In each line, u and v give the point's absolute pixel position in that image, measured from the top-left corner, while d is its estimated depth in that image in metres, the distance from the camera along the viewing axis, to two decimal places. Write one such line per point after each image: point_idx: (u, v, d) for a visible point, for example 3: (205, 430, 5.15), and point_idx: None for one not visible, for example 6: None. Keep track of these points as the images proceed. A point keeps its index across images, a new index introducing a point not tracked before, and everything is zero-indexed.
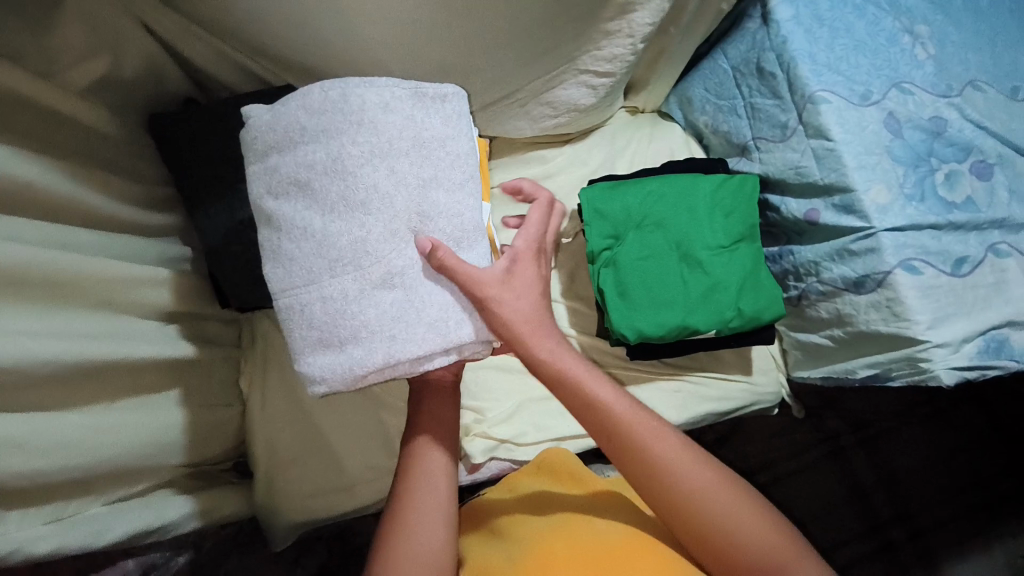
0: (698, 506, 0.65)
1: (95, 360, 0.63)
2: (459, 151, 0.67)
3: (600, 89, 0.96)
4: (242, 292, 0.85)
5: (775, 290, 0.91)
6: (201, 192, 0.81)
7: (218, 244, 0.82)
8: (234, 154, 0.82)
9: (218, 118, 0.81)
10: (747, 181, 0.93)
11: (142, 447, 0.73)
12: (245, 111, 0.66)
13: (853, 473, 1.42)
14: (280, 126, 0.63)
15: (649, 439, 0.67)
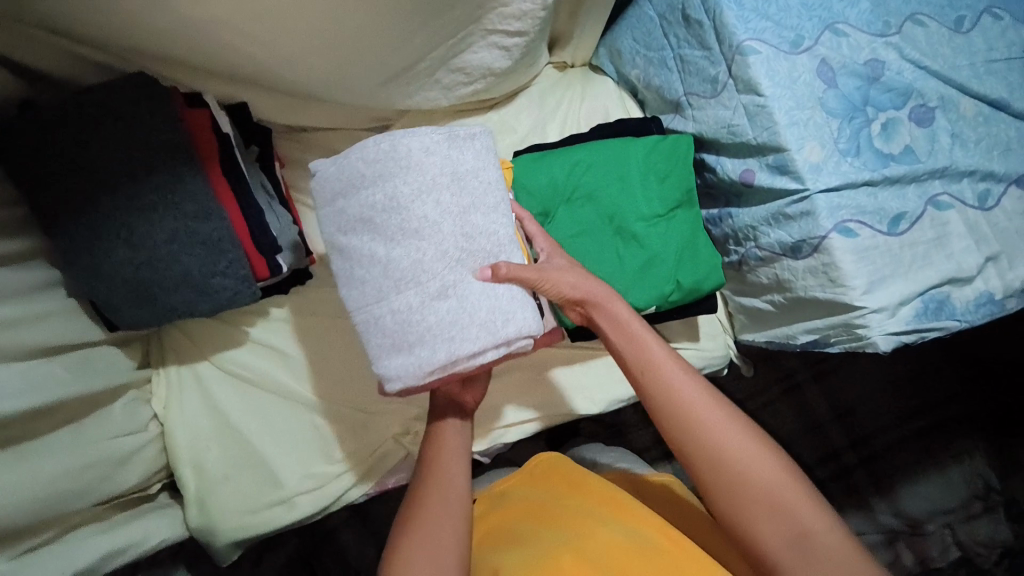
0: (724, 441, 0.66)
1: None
2: (490, 179, 0.71)
3: (514, 50, 0.88)
4: (132, 312, 0.76)
5: (714, 257, 0.86)
6: (56, 207, 0.70)
7: (90, 264, 0.72)
8: (86, 160, 0.70)
9: (60, 119, 0.70)
10: (680, 141, 0.86)
11: (31, 500, 0.66)
12: (313, 167, 0.70)
13: (809, 408, 1.43)
14: (344, 176, 0.68)
15: (680, 379, 0.69)
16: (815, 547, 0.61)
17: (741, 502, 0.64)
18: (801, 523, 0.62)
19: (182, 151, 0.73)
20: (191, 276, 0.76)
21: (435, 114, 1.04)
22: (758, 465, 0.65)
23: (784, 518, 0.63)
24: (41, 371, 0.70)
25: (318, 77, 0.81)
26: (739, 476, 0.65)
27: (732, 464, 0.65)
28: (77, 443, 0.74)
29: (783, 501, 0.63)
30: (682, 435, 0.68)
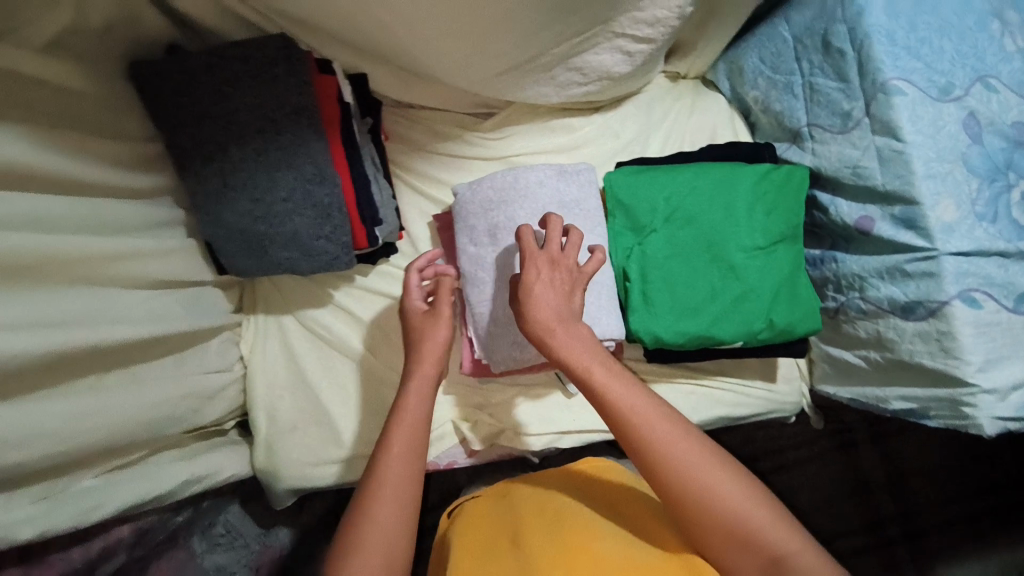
0: (718, 507, 0.59)
1: (62, 348, 0.58)
2: (591, 208, 0.86)
3: (637, 57, 0.85)
4: (242, 261, 0.81)
5: (813, 301, 0.83)
6: (190, 152, 0.75)
7: (212, 209, 0.77)
8: (224, 111, 0.74)
9: (202, 67, 0.73)
10: (795, 173, 0.83)
11: (134, 423, 0.70)
12: (454, 188, 0.89)
13: (860, 469, 1.36)
14: (476, 200, 0.87)
15: (660, 440, 0.61)
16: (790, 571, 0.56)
17: (708, 534, 0.60)
18: (774, 548, 0.57)
19: (308, 117, 0.76)
20: (299, 236, 0.80)
21: (540, 110, 1.04)
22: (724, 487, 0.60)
23: (753, 549, 0.58)
24: (157, 303, 0.74)
25: (442, 61, 0.81)
26: (702, 501, 0.59)
27: (695, 488, 0.60)
28: (172, 372, 0.78)
29: (755, 527, 0.58)
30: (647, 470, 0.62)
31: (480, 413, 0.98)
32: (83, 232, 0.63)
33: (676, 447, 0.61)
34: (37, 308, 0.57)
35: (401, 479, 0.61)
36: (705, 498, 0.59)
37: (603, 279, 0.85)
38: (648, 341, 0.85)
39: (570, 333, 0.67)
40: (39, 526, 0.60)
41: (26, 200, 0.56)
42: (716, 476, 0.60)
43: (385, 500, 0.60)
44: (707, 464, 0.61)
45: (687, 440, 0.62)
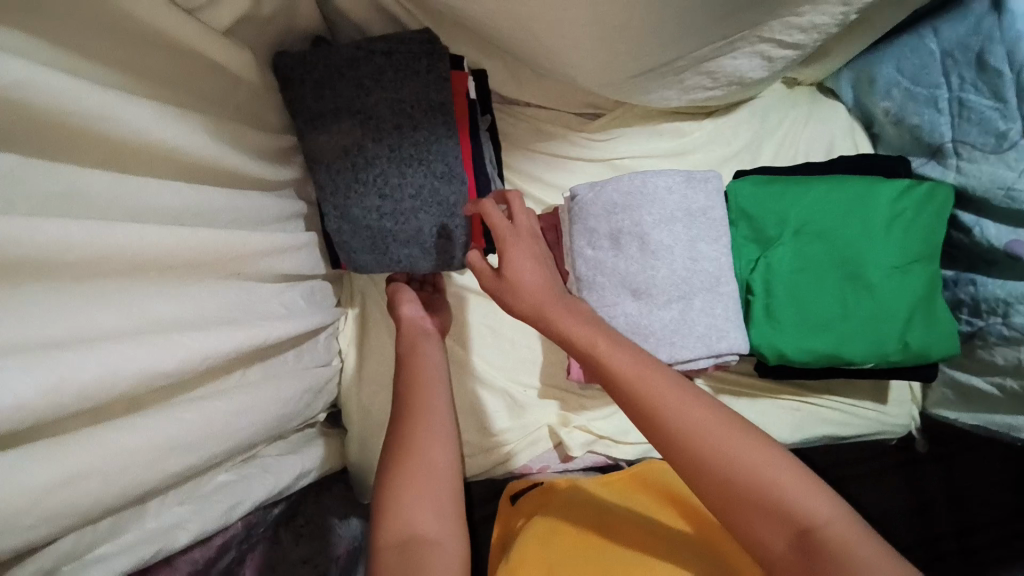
0: (737, 472, 0.57)
1: (239, 346, 0.54)
2: (718, 217, 0.83)
3: (777, 62, 0.82)
4: (362, 258, 0.79)
5: (949, 325, 0.80)
6: (324, 145, 0.73)
7: (342, 204, 0.75)
8: (364, 106, 0.72)
9: (343, 60, 0.71)
10: (938, 189, 0.81)
11: (273, 418, 0.68)
12: (572, 189, 0.86)
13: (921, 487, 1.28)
14: (599, 202, 0.84)
15: (668, 403, 0.60)
16: (824, 541, 0.53)
17: (736, 508, 0.56)
18: (810, 517, 0.54)
19: (445, 113, 0.74)
20: (424, 233, 0.78)
21: (650, 112, 1.01)
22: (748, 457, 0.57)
23: (779, 518, 0.55)
24: (288, 296, 0.72)
25: (582, 73, 0.79)
26: (719, 466, 0.57)
27: (709, 452, 0.58)
28: (294, 368, 0.76)
29: (780, 492, 0.56)
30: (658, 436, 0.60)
31: (579, 419, 0.96)
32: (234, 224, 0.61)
33: (684, 411, 0.60)
34: (209, 307, 0.52)
35: (428, 458, 0.73)
36: (724, 464, 0.57)
37: (727, 289, 0.82)
38: (772, 357, 0.82)
39: (571, 311, 0.68)
40: (191, 528, 0.58)
41: (198, 190, 0.54)
42: (732, 437, 0.58)
43: (418, 452, 0.73)
44: (718, 425, 0.59)
45: (701, 409, 0.60)
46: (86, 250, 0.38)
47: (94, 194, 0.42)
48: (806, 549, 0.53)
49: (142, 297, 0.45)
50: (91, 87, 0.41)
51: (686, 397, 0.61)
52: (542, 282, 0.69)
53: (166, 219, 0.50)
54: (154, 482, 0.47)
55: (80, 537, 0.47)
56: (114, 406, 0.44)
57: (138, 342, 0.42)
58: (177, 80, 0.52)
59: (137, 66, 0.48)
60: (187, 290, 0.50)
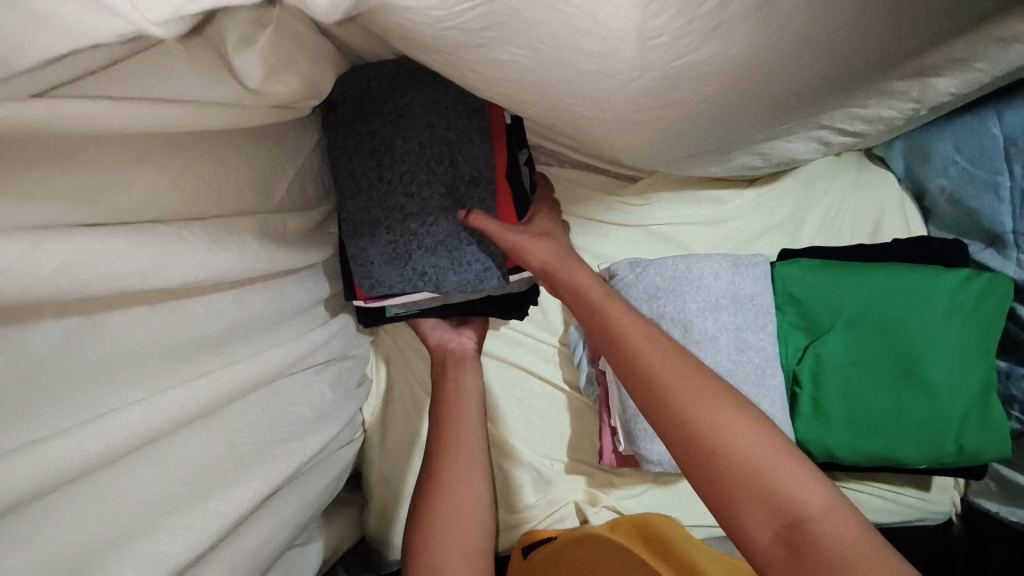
0: (720, 442, 0.50)
1: (266, 485, 0.53)
2: (764, 304, 0.80)
3: (833, 146, 0.79)
4: (382, 270, 0.69)
5: (1006, 426, 0.77)
6: (359, 230, 0.68)
7: (370, 232, 0.68)
8: (396, 106, 0.64)
9: (380, 74, 0.64)
10: (997, 283, 0.77)
11: (299, 527, 0.65)
12: (610, 267, 0.83)
13: None
14: (641, 284, 0.81)
15: (659, 361, 0.56)
16: (814, 536, 0.46)
17: (721, 484, 0.50)
18: (799, 508, 0.47)
19: (479, 116, 0.69)
20: (452, 240, 0.68)
21: (688, 180, 0.97)
22: (736, 430, 0.51)
23: (764, 501, 0.48)
24: (316, 390, 0.69)
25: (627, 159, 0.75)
26: (705, 434, 0.51)
27: (695, 421, 0.52)
28: (323, 459, 0.73)
29: (766, 475, 0.49)
30: (643, 396, 0.56)
31: (607, 498, 0.93)
32: (266, 337, 0.59)
33: (678, 371, 0.55)
34: (237, 438, 0.53)
35: (463, 490, 0.75)
36: (710, 434, 0.51)
37: (772, 382, 0.78)
38: (818, 454, 0.79)
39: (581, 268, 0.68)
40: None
41: (237, 312, 0.53)
42: (724, 410, 0.52)
43: (458, 481, 0.76)
44: (714, 395, 0.53)
45: (695, 373, 0.54)
46: (114, 432, 0.39)
47: (132, 351, 0.42)
48: (794, 543, 0.46)
49: (175, 445, 0.46)
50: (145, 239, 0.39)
51: (681, 355, 0.56)
52: (554, 252, 0.69)
53: (204, 359, 0.49)
54: None
55: None
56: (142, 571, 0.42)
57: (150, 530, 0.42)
58: (205, 200, 0.50)
59: (180, 206, 0.47)
60: (213, 422, 0.50)
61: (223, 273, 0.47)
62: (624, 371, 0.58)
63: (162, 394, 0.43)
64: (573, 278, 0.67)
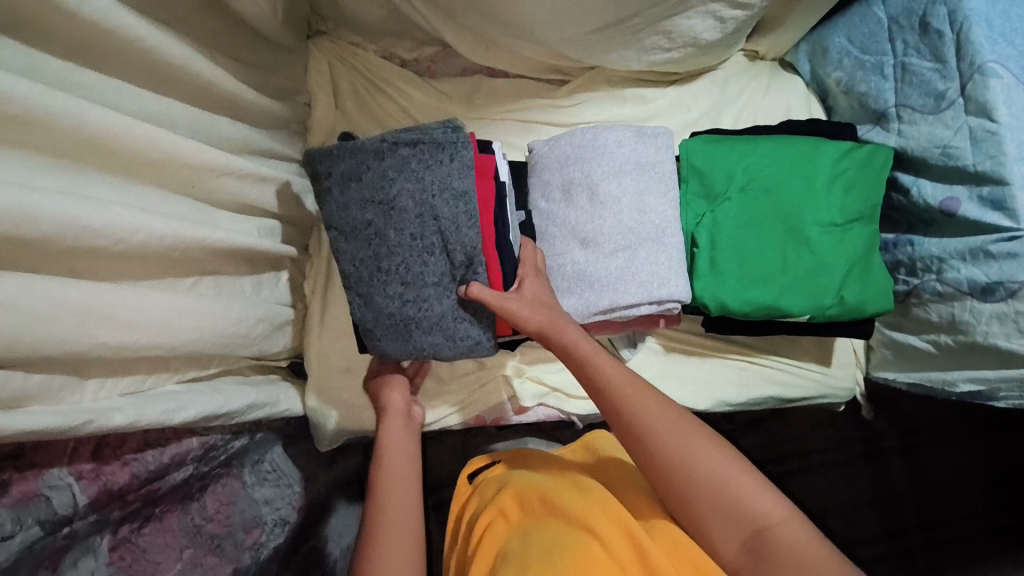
0: (692, 471, 0.60)
1: (184, 236, 0.56)
2: (666, 171, 0.86)
3: (729, 24, 0.87)
4: (386, 345, 0.80)
5: (887, 285, 0.83)
6: (365, 287, 0.78)
7: (376, 309, 0.78)
8: (387, 196, 0.75)
9: (373, 154, 0.74)
10: (879, 152, 0.84)
11: (224, 334, 0.68)
12: (529, 145, 0.91)
13: (888, 477, 1.31)
14: (553, 154, 0.87)
15: (641, 407, 0.65)
16: (772, 542, 0.55)
17: (697, 506, 0.59)
18: (756, 519, 0.57)
19: (467, 203, 0.75)
20: (446, 320, 0.79)
21: (616, 78, 1.01)
22: (706, 463, 0.60)
23: (732, 518, 0.58)
24: (244, 224, 0.73)
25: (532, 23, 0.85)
26: (681, 468, 0.61)
27: (676, 457, 0.61)
28: (253, 296, 0.77)
29: (732, 491, 0.59)
30: (627, 438, 0.65)
31: (531, 370, 0.98)
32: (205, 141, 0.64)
33: (656, 417, 0.64)
34: (156, 206, 0.56)
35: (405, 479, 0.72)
36: (686, 468, 0.61)
37: (671, 241, 0.84)
38: (712, 308, 0.84)
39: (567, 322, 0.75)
40: (130, 414, 0.56)
41: (161, 99, 0.57)
42: (701, 445, 0.61)
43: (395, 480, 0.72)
44: (692, 432, 0.63)
45: (671, 416, 0.64)
46: (41, 102, 0.42)
47: (52, 72, 0.46)
48: (757, 549, 0.56)
49: (85, 181, 0.49)
50: None
51: (657, 400, 0.65)
52: (546, 311, 0.76)
53: (118, 110, 0.52)
54: (80, 349, 0.49)
55: (8, 383, 0.46)
56: (50, 264, 0.47)
57: (68, 198, 0.44)
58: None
59: None
60: (129, 186, 0.54)
61: (152, 46, 0.52)
62: (613, 419, 0.67)
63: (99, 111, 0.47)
64: (559, 331, 0.74)
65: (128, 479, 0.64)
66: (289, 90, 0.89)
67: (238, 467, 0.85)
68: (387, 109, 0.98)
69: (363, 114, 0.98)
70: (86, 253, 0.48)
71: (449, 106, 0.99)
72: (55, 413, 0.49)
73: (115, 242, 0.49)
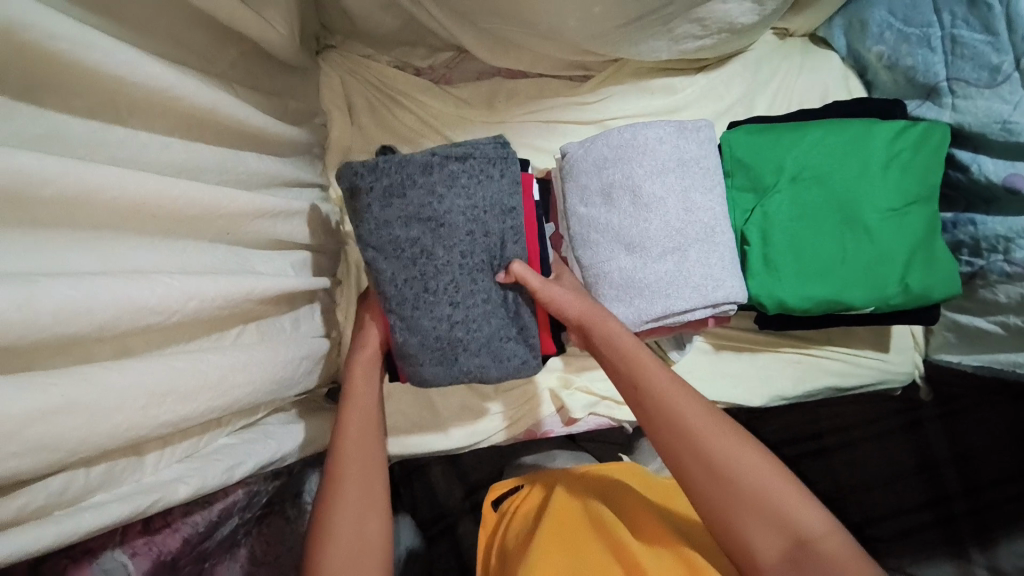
0: (739, 481, 0.55)
1: (229, 291, 0.52)
2: (711, 167, 0.82)
3: (767, 4, 0.82)
4: (430, 369, 0.74)
5: (950, 265, 0.80)
6: (406, 310, 0.70)
7: (420, 335, 0.72)
8: (435, 212, 0.69)
9: (419, 170, 0.68)
10: (933, 129, 0.80)
11: (273, 382, 0.64)
12: (562, 148, 0.86)
13: (926, 446, 1.27)
14: (590, 158, 0.83)
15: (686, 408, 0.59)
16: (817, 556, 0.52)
17: (739, 514, 0.54)
18: (797, 529, 0.53)
19: (515, 218, 0.72)
20: (493, 342, 0.74)
21: (640, 69, 0.96)
22: (748, 464, 0.56)
23: (780, 527, 0.53)
24: (279, 263, 0.69)
25: (561, 23, 0.81)
26: (728, 475, 0.56)
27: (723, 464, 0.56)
28: (295, 336, 0.74)
29: (779, 504, 0.54)
30: (667, 436, 0.59)
31: (579, 381, 0.95)
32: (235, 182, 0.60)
33: (702, 420, 0.59)
34: (196, 261, 0.52)
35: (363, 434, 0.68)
36: (732, 476, 0.56)
37: (722, 239, 0.80)
38: (772, 307, 0.81)
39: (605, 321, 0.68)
40: (193, 483, 0.53)
41: (193, 146, 0.53)
42: (749, 454, 0.57)
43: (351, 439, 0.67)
44: (737, 440, 0.57)
45: (716, 421, 0.59)
46: (80, 174, 0.39)
47: (83, 138, 0.42)
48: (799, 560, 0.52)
49: (124, 249, 0.45)
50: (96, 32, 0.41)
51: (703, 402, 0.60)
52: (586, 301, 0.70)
53: (151, 167, 0.48)
54: (145, 429, 0.45)
55: (74, 479, 0.43)
56: (102, 347, 0.44)
57: (118, 277, 0.41)
58: (159, 21, 0.50)
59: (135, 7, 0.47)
60: (169, 246, 0.50)
61: (179, 92, 0.48)
62: (653, 416, 0.60)
63: (137, 173, 0.44)
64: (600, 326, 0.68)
65: (180, 544, 0.61)
66: (306, 112, 0.85)
67: (280, 503, 0.81)
68: (405, 122, 0.93)
69: (381, 129, 0.93)
70: (138, 326, 0.44)
71: (471, 113, 0.94)
72: (121, 499, 0.47)
73: (164, 312, 0.45)
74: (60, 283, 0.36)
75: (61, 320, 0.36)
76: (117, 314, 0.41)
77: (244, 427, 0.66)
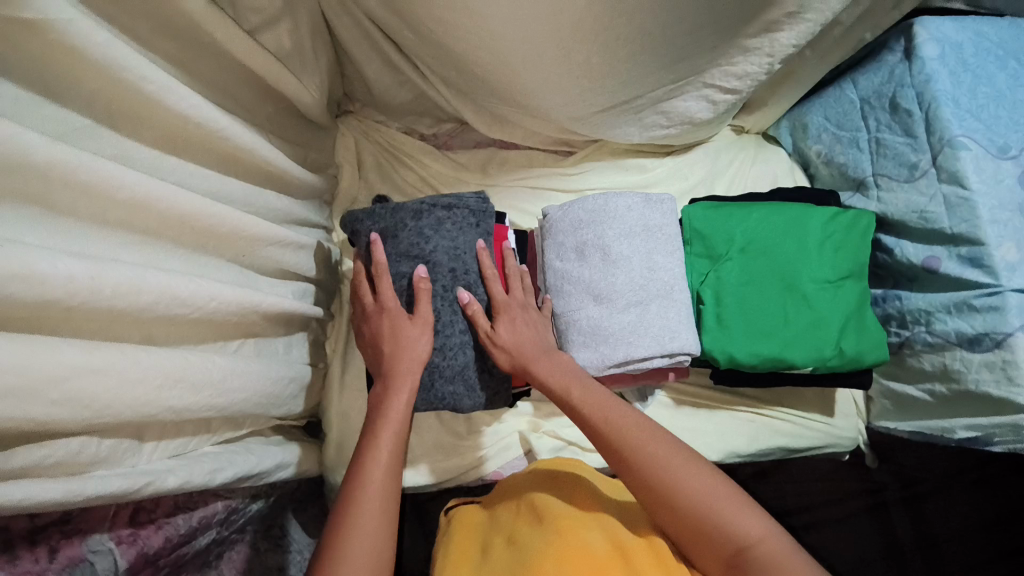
0: (685, 497, 0.63)
1: (241, 300, 0.60)
2: (672, 233, 0.93)
3: (720, 105, 0.97)
4: None
5: (881, 335, 0.90)
6: None
7: None
8: (422, 252, 0.81)
9: (409, 215, 0.82)
10: (862, 217, 0.92)
11: (262, 394, 0.70)
12: (544, 210, 0.97)
13: (892, 531, 1.31)
14: (567, 219, 0.93)
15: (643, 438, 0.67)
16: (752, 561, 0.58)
17: (688, 526, 0.62)
18: (737, 538, 0.60)
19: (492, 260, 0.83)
20: (468, 369, 0.82)
21: (616, 150, 1.10)
22: (694, 485, 0.63)
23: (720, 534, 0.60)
24: (282, 288, 0.77)
25: (548, 106, 0.95)
26: (674, 491, 0.63)
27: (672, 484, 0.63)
28: (285, 358, 0.80)
29: (722, 517, 0.61)
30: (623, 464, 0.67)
31: (548, 425, 1.01)
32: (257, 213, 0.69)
33: (653, 449, 0.66)
34: (216, 273, 0.61)
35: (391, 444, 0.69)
36: (682, 495, 0.63)
37: (680, 296, 0.90)
38: (722, 361, 0.89)
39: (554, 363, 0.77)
40: (180, 476, 0.57)
41: (226, 178, 0.63)
42: (697, 476, 0.64)
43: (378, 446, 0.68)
44: (684, 462, 0.65)
45: (668, 447, 0.66)
46: (140, 186, 0.48)
47: (142, 160, 0.52)
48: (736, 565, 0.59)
49: (161, 255, 0.53)
50: (171, 80, 0.51)
51: (659, 433, 0.68)
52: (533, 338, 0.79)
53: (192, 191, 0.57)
54: (152, 411, 0.51)
55: (85, 448, 0.49)
56: (129, 335, 0.51)
57: (156, 273, 0.48)
58: (212, 76, 0.62)
59: (196, 65, 0.59)
60: (196, 259, 0.58)
61: (225, 132, 0.59)
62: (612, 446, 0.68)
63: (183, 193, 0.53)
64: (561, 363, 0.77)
65: (161, 543, 0.64)
66: (322, 163, 0.96)
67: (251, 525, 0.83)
68: (407, 179, 1.05)
69: (385, 182, 1.05)
70: (162, 320, 0.52)
71: (467, 176, 1.06)
72: (119, 476, 0.51)
73: (185, 307, 0.52)
74: (113, 269, 0.44)
75: (106, 296, 0.44)
76: (148, 302, 0.48)
77: (229, 437, 0.70)
